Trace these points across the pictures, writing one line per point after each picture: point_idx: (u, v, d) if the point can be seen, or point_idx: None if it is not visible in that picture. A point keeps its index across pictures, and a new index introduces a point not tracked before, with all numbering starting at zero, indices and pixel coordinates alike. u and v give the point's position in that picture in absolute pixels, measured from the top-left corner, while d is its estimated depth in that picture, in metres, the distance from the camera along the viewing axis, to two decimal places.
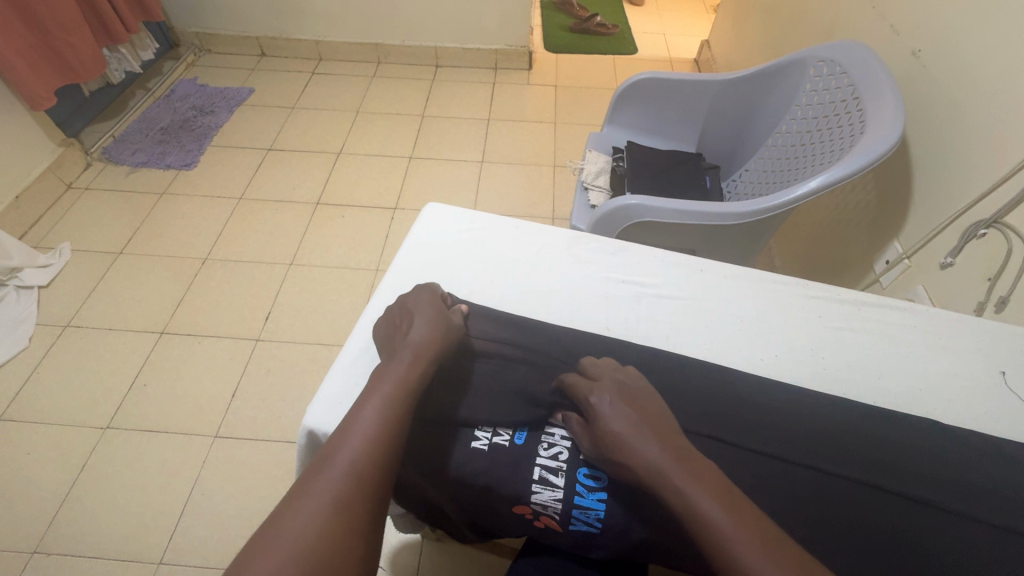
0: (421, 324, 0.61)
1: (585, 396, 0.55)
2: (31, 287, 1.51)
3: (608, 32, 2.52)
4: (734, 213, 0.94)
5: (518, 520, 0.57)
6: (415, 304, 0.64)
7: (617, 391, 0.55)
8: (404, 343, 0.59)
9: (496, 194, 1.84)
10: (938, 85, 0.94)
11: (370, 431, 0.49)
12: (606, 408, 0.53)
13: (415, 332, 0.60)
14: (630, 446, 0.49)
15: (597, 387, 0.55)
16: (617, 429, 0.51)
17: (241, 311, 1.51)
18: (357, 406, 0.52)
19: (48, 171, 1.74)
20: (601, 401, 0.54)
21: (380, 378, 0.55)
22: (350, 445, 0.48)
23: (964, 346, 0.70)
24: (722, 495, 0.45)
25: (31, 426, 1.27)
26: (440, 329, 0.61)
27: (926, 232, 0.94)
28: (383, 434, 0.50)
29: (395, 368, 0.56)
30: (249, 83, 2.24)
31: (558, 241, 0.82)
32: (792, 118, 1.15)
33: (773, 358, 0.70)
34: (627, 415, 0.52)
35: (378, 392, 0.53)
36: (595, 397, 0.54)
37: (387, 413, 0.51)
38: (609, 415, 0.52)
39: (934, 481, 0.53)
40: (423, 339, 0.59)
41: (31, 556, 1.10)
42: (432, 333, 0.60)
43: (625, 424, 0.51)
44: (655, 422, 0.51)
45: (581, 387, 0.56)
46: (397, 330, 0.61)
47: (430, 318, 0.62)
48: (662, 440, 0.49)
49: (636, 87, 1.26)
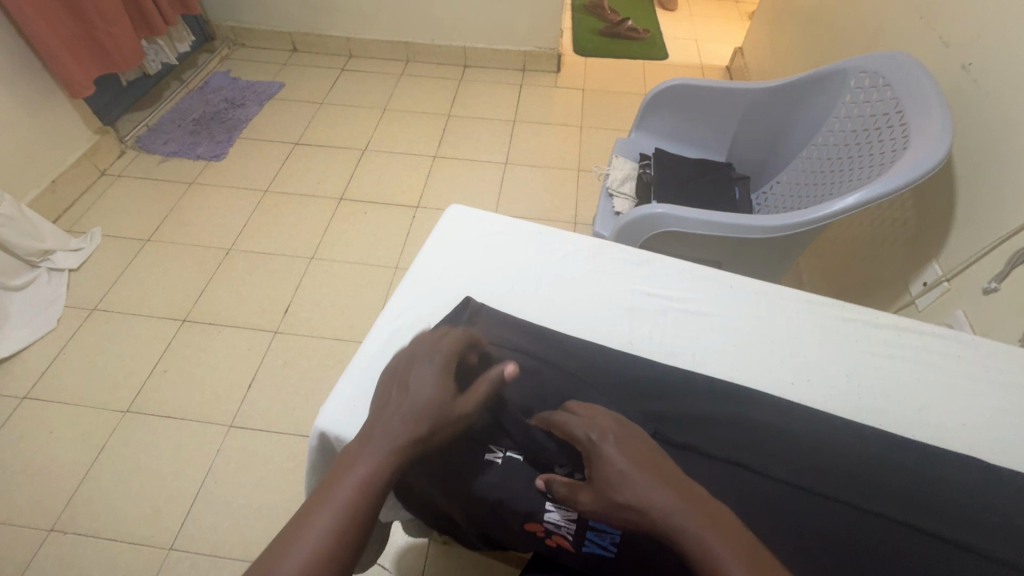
0: (411, 410, 0.50)
1: (583, 438, 0.50)
2: (62, 270, 1.55)
3: (639, 37, 2.49)
4: (766, 227, 0.91)
5: (529, 537, 0.55)
6: (416, 374, 0.53)
7: (619, 429, 0.51)
8: (383, 428, 0.49)
9: (518, 197, 1.83)
10: (989, 101, 0.89)
11: (307, 562, 0.40)
12: (611, 446, 0.49)
13: (397, 419, 0.49)
14: (642, 490, 0.45)
15: (596, 425, 0.51)
16: (626, 471, 0.46)
17: (261, 302, 1.52)
18: (303, 517, 0.43)
19: (84, 157, 1.78)
20: (604, 440, 0.49)
21: (339, 478, 0.45)
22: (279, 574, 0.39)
23: (1012, 380, 0.66)
24: (743, 549, 0.42)
25: (55, 406, 1.30)
26: (434, 415, 0.50)
27: (968, 255, 0.90)
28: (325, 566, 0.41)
29: (360, 466, 0.46)
30: (280, 77, 2.27)
31: (581, 249, 0.80)
32: (829, 131, 1.11)
33: (803, 381, 0.67)
34: (632, 455, 0.48)
35: (331, 503, 0.43)
36: (597, 435, 0.50)
37: (336, 532, 0.42)
38: (616, 456, 0.48)
39: (974, 523, 0.50)
40: (406, 431, 0.48)
41: (48, 533, 1.12)
42: (419, 422, 0.49)
43: (633, 467, 0.47)
44: (660, 465, 0.48)
45: (579, 427, 0.51)
46: (383, 410, 0.51)
47: (423, 399, 0.51)
48: (673, 485, 0.46)
49: (665, 94, 1.24)
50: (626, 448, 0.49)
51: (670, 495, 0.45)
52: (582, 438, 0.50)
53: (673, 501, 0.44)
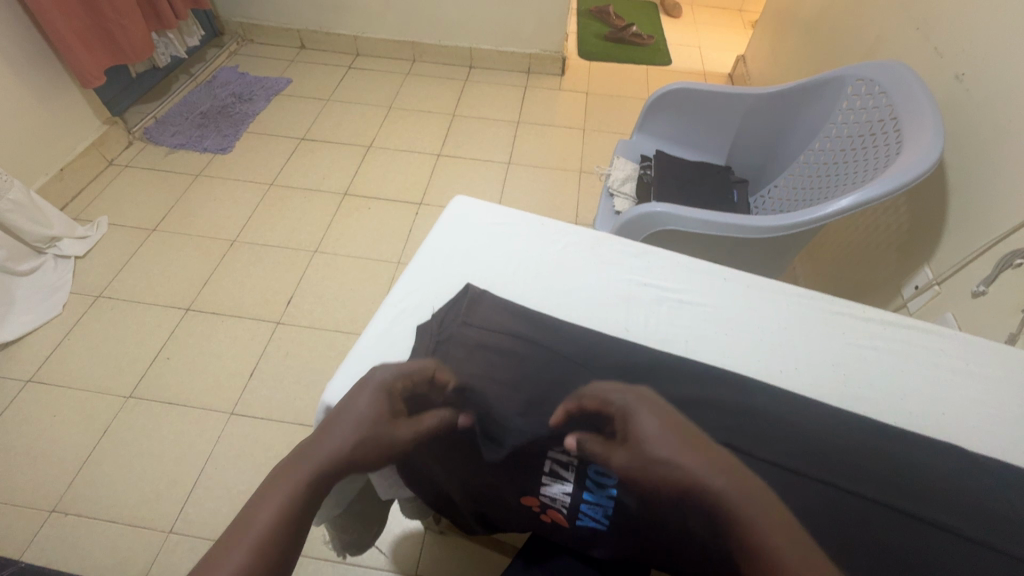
0: (339, 434, 0.51)
1: (613, 407, 0.53)
2: (69, 256, 1.57)
3: (643, 42, 2.53)
4: (763, 227, 0.94)
5: (526, 512, 0.57)
6: (350, 403, 0.55)
7: (645, 398, 0.55)
8: (309, 453, 0.50)
9: (520, 197, 1.85)
10: (981, 109, 0.92)
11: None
12: (644, 409, 0.52)
13: (326, 442, 0.50)
14: (674, 444, 0.48)
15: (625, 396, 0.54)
16: (659, 427, 0.50)
17: (265, 293, 1.54)
18: (216, 552, 0.42)
19: (92, 147, 1.81)
20: (637, 403, 0.53)
21: (259, 506, 0.45)
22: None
23: (994, 374, 0.68)
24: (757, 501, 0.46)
25: (59, 390, 1.32)
26: (363, 436, 0.52)
27: (959, 258, 0.92)
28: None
29: (278, 495, 0.46)
30: (287, 74, 2.30)
31: (582, 241, 0.82)
32: (826, 136, 1.14)
33: (792, 370, 0.69)
34: (663, 418, 0.52)
35: (248, 533, 0.43)
36: (630, 398, 0.54)
37: (251, 561, 0.41)
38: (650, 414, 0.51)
39: (954, 506, 0.52)
40: (331, 454, 0.50)
41: (50, 514, 1.13)
42: (345, 446, 0.50)
43: (667, 432, 0.49)
44: (686, 430, 0.51)
45: (613, 397, 0.54)
46: (313, 438, 0.52)
47: (353, 421, 0.52)
48: (704, 451, 0.48)
49: (668, 96, 1.26)
50: (656, 412, 0.52)
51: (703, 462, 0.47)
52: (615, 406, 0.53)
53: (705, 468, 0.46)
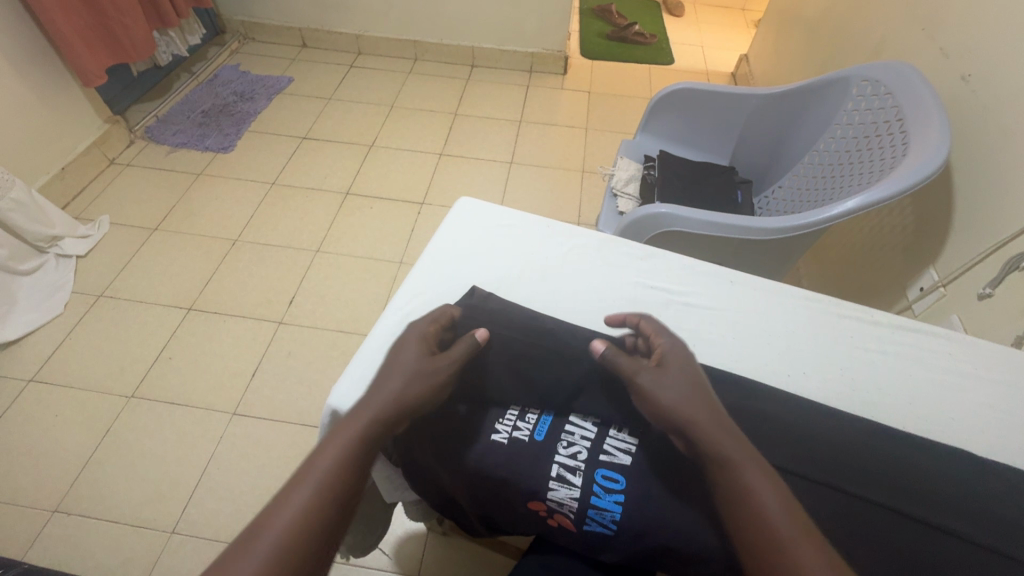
0: (391, 382, 0.53)
1: (658, 345, 0.59)
2: (70, 256, 1.56)
3: (646, 41, 2.52)
4: (767, 229, 0.93)
5: (532, 516, 0.55)
6: (395, 352, 0.57)
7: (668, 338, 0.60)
8: (367, 400, 0.51)
9: (523, 197, 1.85)
10: (987, 110, 0.92)
11: (293, 523, 0.41)
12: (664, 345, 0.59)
13: (384, 386, 0.52)
14: (670, 376, 0.54)
15: (674, 340, 0.59)
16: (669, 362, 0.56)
17: (267, 293, 1.54)
18: (287, 488, 0.44)
19: (94, 146, 1.80)
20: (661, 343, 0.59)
21: (323, 447, 0.47)
22: (264, 541, 0.40)
23: (1002, 379, 0.68)
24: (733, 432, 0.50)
25: (61, 389, 1.31)
26: (413, 379, 0.53)
27: (964, 260, 0.92)
28: (321, 517, 0.43)
29: (343, 437, 0.47)
30: (289, 72, 2.29)
31: (587, 243, 0.82)
32: (831, 137, 1.13)
33: (800, 374, 0.69)
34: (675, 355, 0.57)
35: (328, 455, 0.46)
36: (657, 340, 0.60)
37: (328, 488, 0.44)
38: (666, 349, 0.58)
39: (963, 511, 0.52)
40: (388, 398, 0.51)
41: (52, 514, 1.13)
42: (399, 390, 0.52)
43: (674, 368, 0.55)
44: (689, 368, 0.56)
45: (663, 337, 0.60)
46: (368, 388, 0.53)
47: (402, 368, 0.54)
48: (693, 384, 0.54)
49: (672, 96, 1.26)
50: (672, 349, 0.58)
51: (704, 405, 0.51)
52: (661, 346, 0.59)
53: (704, 408, 0.51)
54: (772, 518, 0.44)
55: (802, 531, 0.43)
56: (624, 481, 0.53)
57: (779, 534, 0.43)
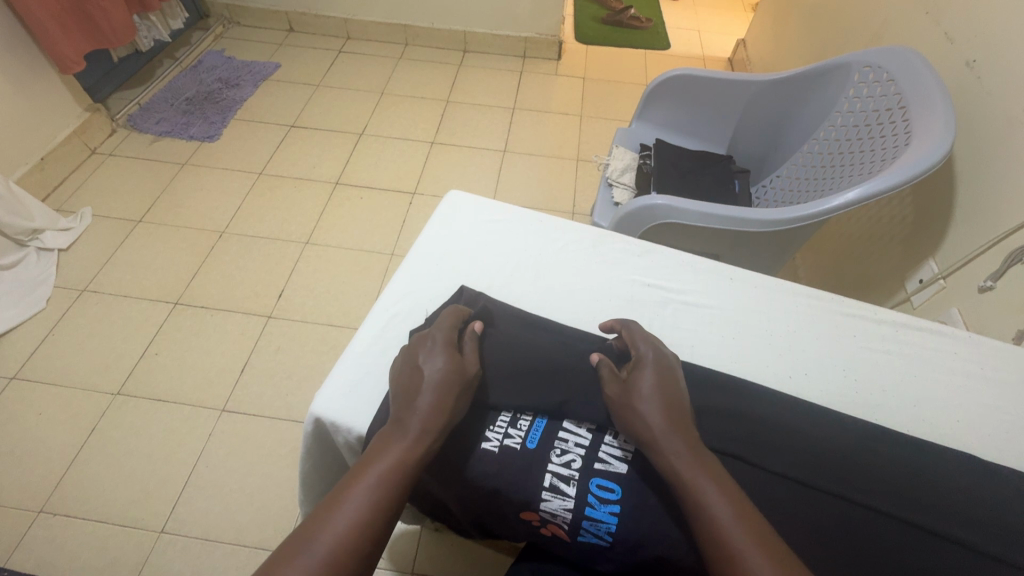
0: (429, 392, 0.51)
1: (638, 353, 0.58)
2: (52, 249, 1.52)
3: (642, 25, 2.46)
4: (766, 220, 0.91)
5: (525, 525, 0.53)
6: (423, 353, 0.55)
7: (657, 346, 0.59)
8: (409, 410, 0.50)
9: (516, 186, 1.81)
10: (991, 99, 0.89)
11: (343, 539, 0.41)
12: (652, 351, 0.57)
13: (423, 397, 0.51)
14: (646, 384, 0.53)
15: (665, 355, 0.58)
16: (649, 368, 0.55)
17: (255, 286, 1.51)
18: (333, 501, 0.44)
19: (73, 135, 1.75)
20: (650, 350, 0.58)
21: (372, 459, 0.47)
22: (316, 550, 0.40)
23: (1008, 378, 0.67)
24: (691, 444, 0.49)
25: (44, 387, 1.28)
26: (453, 386, 0.52)
27: (965, 253, 0.90)
28: (366, 533, 0.42)
29: (394, 450, 0.47)
30: (276, 58, 2.23)
31: (583, 239, 0.80)
32: (831, 125, 1.11)
33: (801, 376, 0.67)
34: (663, 362, 0.56)
35: (371, 470, 0.46)
36: (645, 346, 0.58)
37: (374, 506, 0.44)
38: (653, 354, 0.57)
39: (968, 518, 0.51)
40: (433, 409, 0.50)
41: (37, 514, 1.11)
42: (445, 400, 0.51)
43: (659, 378, 0.54)
44: (669, 377, 0.54)
45: (640, 345, 0.59)
46: (405, 394, 0.52)
47: (440, 374, 0.52)
48: (668, 394, 0.52)
49: (669, 83, 1.22)
50: (660, 357, 0.57)
51: (658, 411, 0.51)
52: (644, 354, 0.57)
53: (657, 415, 0.50)
54: (723, 527, 0.43)
55: (755, 539, 0.42)
56: (620, 492, 0.51)
57: (729, 544, 0.42)
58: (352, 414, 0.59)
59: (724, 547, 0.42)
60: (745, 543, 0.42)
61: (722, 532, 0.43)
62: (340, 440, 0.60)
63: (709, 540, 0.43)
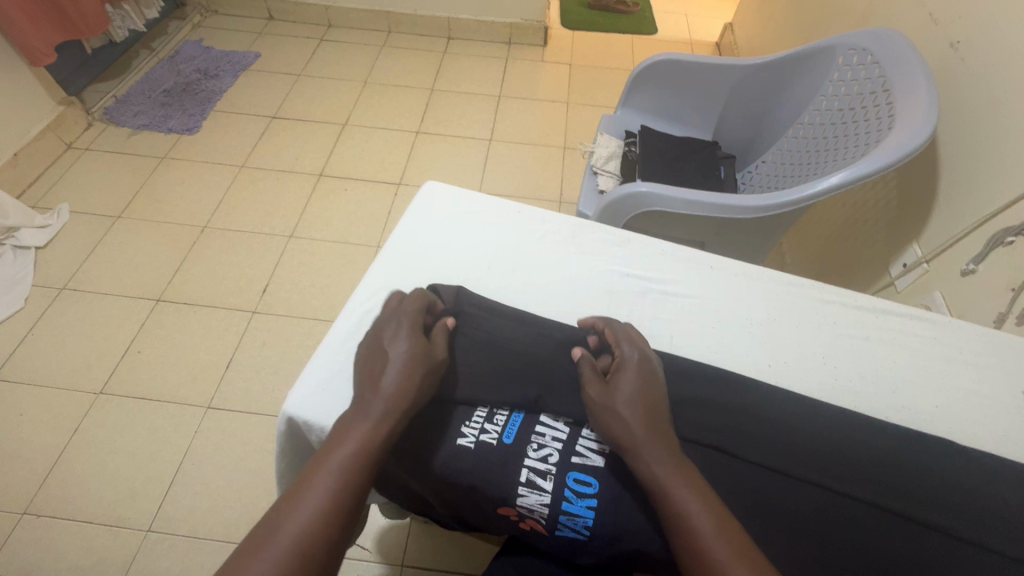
0: (393, 376, 0.51)
1: (619, 354, 0.57)
2: (28, 247, 1.49)
3: (628, 10, 2.43)
4: (749, 208, 0.90)
5: (503, 520, 0.53)
6: (388, 340, 0.54)
7: (632, 340, 0.58)
8: (373, 395, 0.49)
9: (503, 175, 1.79)
10: (974, 80, 0.88)
11: (306, 529, 0.41)
12: (632, 348, 0.57)
13: (387, 382, 0.50)
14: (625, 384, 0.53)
15: (641, 348, 0.58)
16: (627, 367, 0.54)
17: (239, 282, 1.48)
18: (295, 490, 0.43)
19: (47, 129, 1.70)
20: (628, 346, 0.57)
21: (334, 445, 0.46)
22: (279, 543, 0.39)
23: (986, 362, 0.67)
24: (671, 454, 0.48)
25: (24, 388, 1.26)
26: (418, 370, 0.52)
27: (949, 235, 0.90)
28: (331, 521, 0.42)
29: (358, 434, 0.46)
30: (256, 47, 2.18)
31: (563, 229, 0.78)
32: (816, 109, 1.10)
33: (780, 364, 0.67)
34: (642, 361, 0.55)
35: (335, 457, 0.45)
36: (624, 344, 0.58)
37: (339, 492, 0.43)
38: (633, 352, 0.56)
39: (947, 505, 0.51)
40: (398, 393, 0.50)
41: (21, 516, 1.10)
42: (410, 379, 0.51)
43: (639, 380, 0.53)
44: (648, 378, 0.54)
45: (625, 345, 0.57)
46: (369, 377, 0.51)
47: (407, 362, 0.52)
48: (647, 398, 0.52)
49: (652, 69, 1.20)
50: (638, 353, 0.56)
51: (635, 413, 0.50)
52: (623, 354, 0.57)
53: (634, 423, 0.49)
54: (703, 537, 0.43)
55: (734, 549, 0.42)
56: (597, 485, 0.51)
57: (708, 555, 0.42)
58: (326, 413, 0.58)
59: (704, 557, 0.42)
60: (723, 554, 0.41)
61: (699, 540, 0.43)
62: (314, 438, 0.59)
63: (687, 548, 0.43)
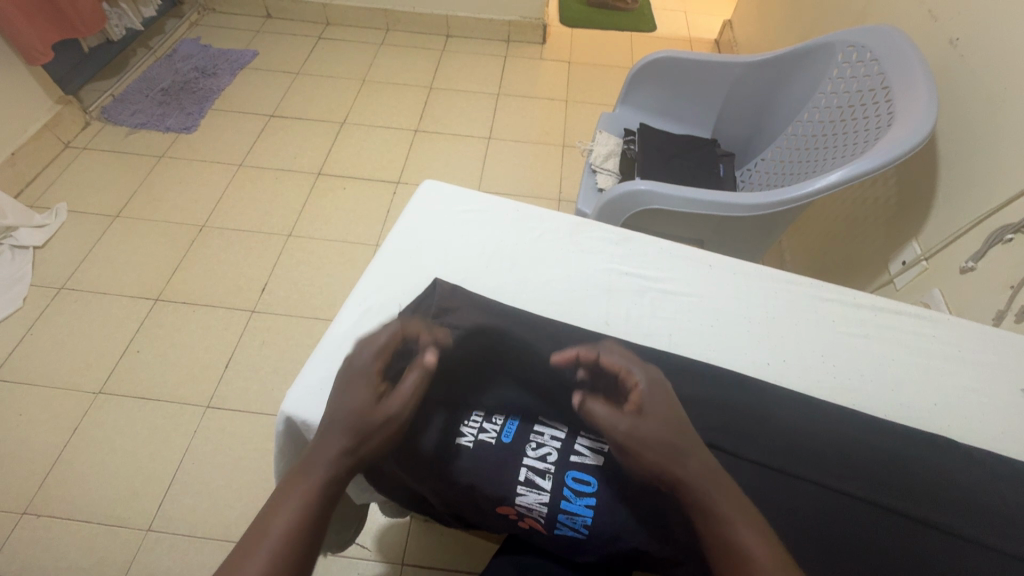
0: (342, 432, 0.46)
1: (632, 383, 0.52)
2: (26, 247, 1.49)
3: (627, 7, 2.43)
4: (748, 205, 0.90)
5: (502, 519, 0.53)
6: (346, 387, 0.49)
7: (642, 370, 0.53)
8: (320, 452, 0.45)
9: (501, 173, 1.79)
10: (974, 78, 0.88)
11: None
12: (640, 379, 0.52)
13: (335, 439, 0.45)
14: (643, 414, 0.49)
15: (643, 373, 0.53)
16: (642, 398, 0.50)
17: (238, 281, 1.48)
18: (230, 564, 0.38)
19: (45, 128, 1.69)
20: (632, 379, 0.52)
21: (276, 509, 0.41)
22: None
23: (984, 359, 0.67)
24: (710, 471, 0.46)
25: (23, 388, 1.26)
26: (372, 423, 0.47)
27: (947, 232, 0.90)
28: None
29: (300, 497, 0.42)
30: (253, 45, 2.18)
31: (561, 228, 0.78)
32: (815, 107, 1.09)
33: (779, 362, 0.67)
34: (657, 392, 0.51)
35: (274, 526, 0.40)
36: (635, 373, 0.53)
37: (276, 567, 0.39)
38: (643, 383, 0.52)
39: (945, 502, 0.51)
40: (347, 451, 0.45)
41: (21, 516, 1.10)
42: (361, 435, 0.46)
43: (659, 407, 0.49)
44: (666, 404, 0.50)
45: (636, 373, 0.53)
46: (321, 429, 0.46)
47: (362, 414, 0.47)
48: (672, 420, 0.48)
49: (652, 66, 1.20)
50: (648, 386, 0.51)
51: (655, 442, 0.46)
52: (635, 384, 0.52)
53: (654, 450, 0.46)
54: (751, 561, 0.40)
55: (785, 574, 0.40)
56: (596, 485, 0.51)
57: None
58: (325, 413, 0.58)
59: None
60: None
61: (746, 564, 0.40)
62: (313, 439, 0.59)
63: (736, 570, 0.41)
